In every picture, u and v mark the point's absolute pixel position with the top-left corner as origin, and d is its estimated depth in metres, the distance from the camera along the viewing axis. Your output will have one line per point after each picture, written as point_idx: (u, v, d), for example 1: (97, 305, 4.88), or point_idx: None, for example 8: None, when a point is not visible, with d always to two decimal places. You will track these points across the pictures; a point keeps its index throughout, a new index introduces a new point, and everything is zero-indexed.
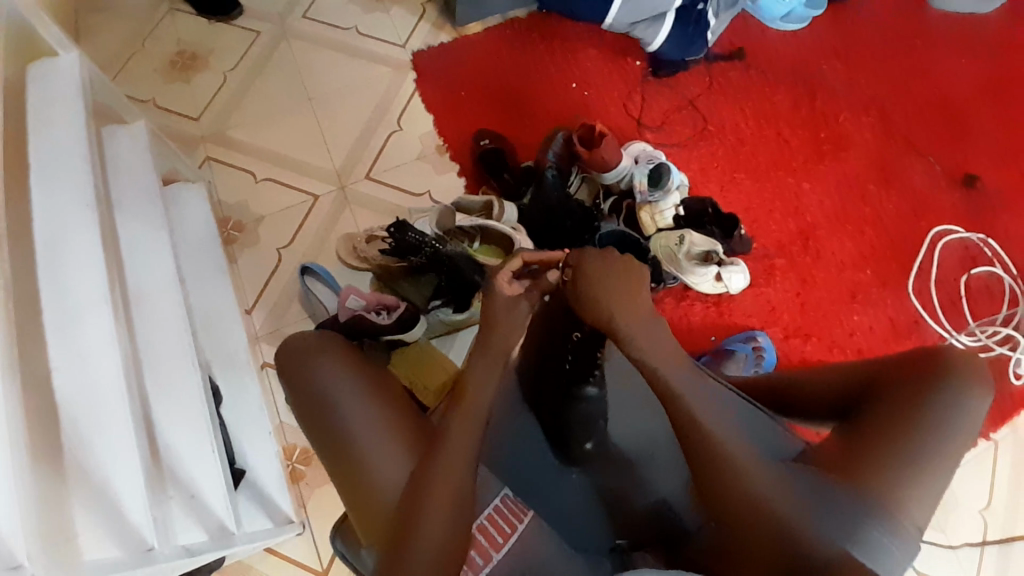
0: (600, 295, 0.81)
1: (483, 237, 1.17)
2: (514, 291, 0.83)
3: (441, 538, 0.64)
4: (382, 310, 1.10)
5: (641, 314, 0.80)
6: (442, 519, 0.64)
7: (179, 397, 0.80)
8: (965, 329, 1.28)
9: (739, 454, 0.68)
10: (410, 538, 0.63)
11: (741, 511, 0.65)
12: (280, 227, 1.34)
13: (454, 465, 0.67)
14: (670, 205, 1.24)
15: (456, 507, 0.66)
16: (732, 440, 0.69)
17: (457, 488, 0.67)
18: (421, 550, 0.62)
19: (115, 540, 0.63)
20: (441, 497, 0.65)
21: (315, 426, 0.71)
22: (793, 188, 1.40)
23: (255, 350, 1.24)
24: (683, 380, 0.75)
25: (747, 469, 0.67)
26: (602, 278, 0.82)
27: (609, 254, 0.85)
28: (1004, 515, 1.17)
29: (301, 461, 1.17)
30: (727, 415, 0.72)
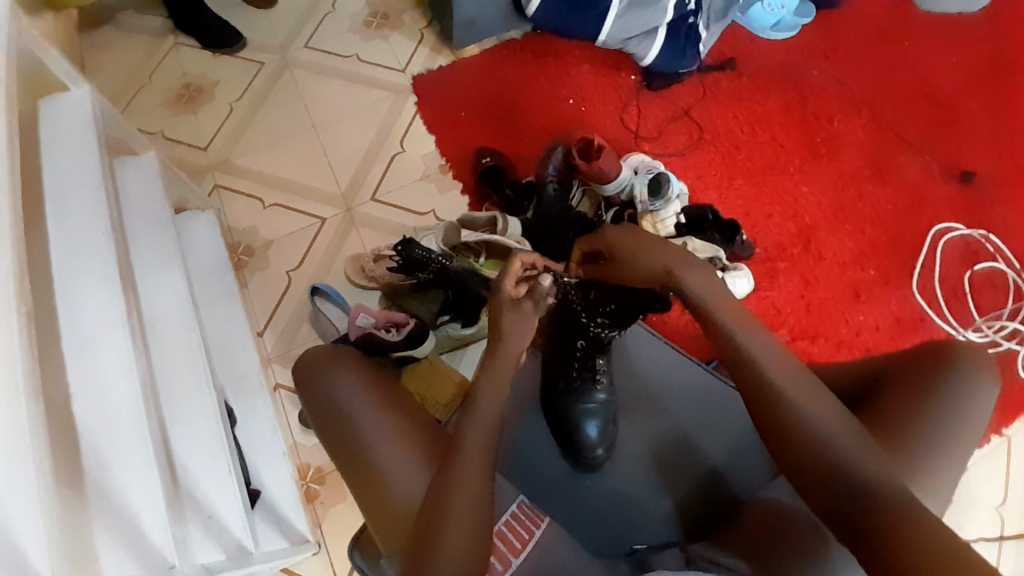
0: (640, 264, 0.72)
1: (488, 252, 1.19)
2: (518, 294, 0.75)
3: (458, 552, 0.62)
4: (391, 328, 1.11)
5: (687, 258, 0.72)
6: (460, 526, 0.64)
7: (194, 418, 0.82)
8: (971, 324, 1.28)
9: (819, 422, 0.64)
10: (429, 545, 0.63)
11: (814, 478, 0.62)
12: (289, 249, 1.37)
13: (467, 475, 0.67)
14: (672, 214, 1.23)
15: (477, 520, 0.65)
16: (813, 410, 0.65)
17: (473, 497, 0.66)
18: (441, 563, 0.61)
19: (136, 558, 0.64)
20: (458, 504, 0.65)
21: (337, 439, 0.74)
22: (791, 191, 1.42)
23: (267, 371, 1.25)
24: (752, 343, 0.69)
25: (834, 434, 0.63)
26: (643, 255, 0.72)
27: (632, 226, 0.76)
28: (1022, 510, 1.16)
29: (316, 480, 1.16)
30: (811, 378, 0.67)
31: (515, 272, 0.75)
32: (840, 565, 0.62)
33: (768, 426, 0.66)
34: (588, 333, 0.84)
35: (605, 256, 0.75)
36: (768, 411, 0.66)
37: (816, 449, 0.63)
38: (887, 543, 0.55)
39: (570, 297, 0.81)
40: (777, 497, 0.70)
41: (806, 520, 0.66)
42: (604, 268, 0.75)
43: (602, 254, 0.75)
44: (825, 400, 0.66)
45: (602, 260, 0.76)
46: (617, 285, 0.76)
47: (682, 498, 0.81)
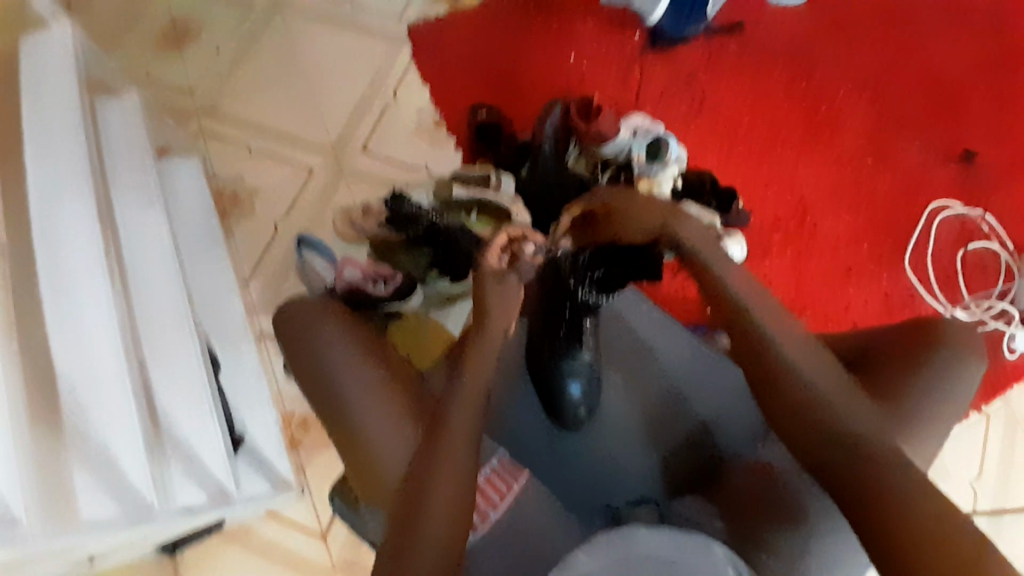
0: (632, 223, 0.75)
1: (481, 208, 1.15)
2: (501, 267, 0.72)
3: (445, 513, 0.60)
4: (379, 281, 1.10)
5: (679, 215, 0.75)
6: (444, 501, 0.61)
7: (177, 363, 0.81)
8: (960, 303, 1.29)
9: (822, 389, 0.63)
10: (413, 520, 0.60)
11: (818, 448, 0.61)
12: (277, 198, 1.33)
13: (454, 446, 0.63)
14: (668, 178, 1.16)
15: (468, 478, 0.63)
16: (817, 379, 0.64)
17: (457, 469, 0.62)
18: (427, 524, 0.59)
19: (114, 496, 0.64)
20: (445, 475, 0.62)
21: (321, 393, 0.73)
22: (791, 162, 1.40)
23: (252, 320, 1.24)
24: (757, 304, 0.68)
25: (831, 395, 0.62)
26: (633, 213, 0.76)
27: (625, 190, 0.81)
28: (996, 486, 1.19)
29: (300, 429, 1.13)
30: (818, 348, 0.67)
31: (498, 245, 0.73)
32: (821, 529, 0.64)
33: (769, 393, 0.65)
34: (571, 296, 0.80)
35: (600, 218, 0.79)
36: (765, 377, 0.65)
37: (822, 418, 0.62)
38: (891, 514, 0.56)
39: (559, 261, 0.79)
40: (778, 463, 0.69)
41: (791, 479, 0.67)
42: (597, 228, 0.78)
43: (596, 216, 0.79)
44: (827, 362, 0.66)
45: (597, 221, 0.79)
46: (608, 245, 0.77)
47: (670, 464, 0.79)
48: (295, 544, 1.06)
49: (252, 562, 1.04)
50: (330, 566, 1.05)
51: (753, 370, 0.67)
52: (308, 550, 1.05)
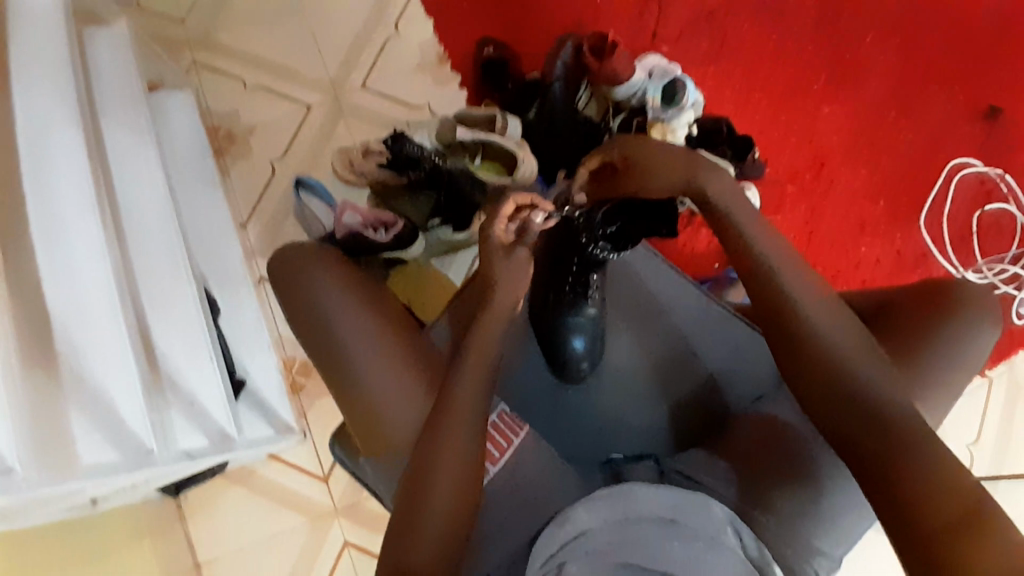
0: (657, 175, 0.69)
1: (485, 152, 1.11)
2: (509, 239, 0.69)
3: (453, 481, 0.60)
4: (380, 227, 1.06)
5: (707, 164, 0.70)
6: (455, 456, 0.61)
7: (174, 306, 0.80)
8: (972, 266, 1.26)
9: (838, 345, 0.60)
10: (425, 474, 0.60)
11: (832, 408, 0.58)
12: (273, 137, 1.28)
13: (464, 404, 0.63)
14: (684, 124, 1.10)
15: (475, 446, 0.62)
16: (836, 337, 0.61)
17: (467, 425, 0.62)
18: (435, 493, 0.59)
19: (113, 443, 0.64)
20: (454, 431, 0.62)
21: (321, 351, 0.71)
22: (812, 110, 1.33)
23: (251, 264, 1.21)
24: (777, 256, 0.65)
25: (849, 354, 0.59)
26: (658, 166, 0.70)
27: (645, 135, 0.74)
28: (993, 450, 1.18)
29: (301, 373, 1.14)
30: (838, 304, 0.63)
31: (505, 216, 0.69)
32: (829, 492, 0.62)
33: (785, 354, 0.62)
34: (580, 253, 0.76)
35: (621, 170, 0.73)
36: (783, 337, 0.63)
37: (834, 374, 0.59)
38: (897, 474, 0.53)
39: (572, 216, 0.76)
40: (783, 415, 0.66)
41: (801, 434, 0.64)
42: (619, 182, 0.72)
43: (616, 168, 0.73)
44: (850, 321, 0.62)
45: (617, 173, 0.73)
46: (629, 200, 0.72)
47: (675, 420, 0.79)
48: (296, 485, 1.08)
49: (254, 502, 1.07)
50: (330, 507, 1.07)
51: (768, 323, 0.64)
52: (309, 491, 1.08)
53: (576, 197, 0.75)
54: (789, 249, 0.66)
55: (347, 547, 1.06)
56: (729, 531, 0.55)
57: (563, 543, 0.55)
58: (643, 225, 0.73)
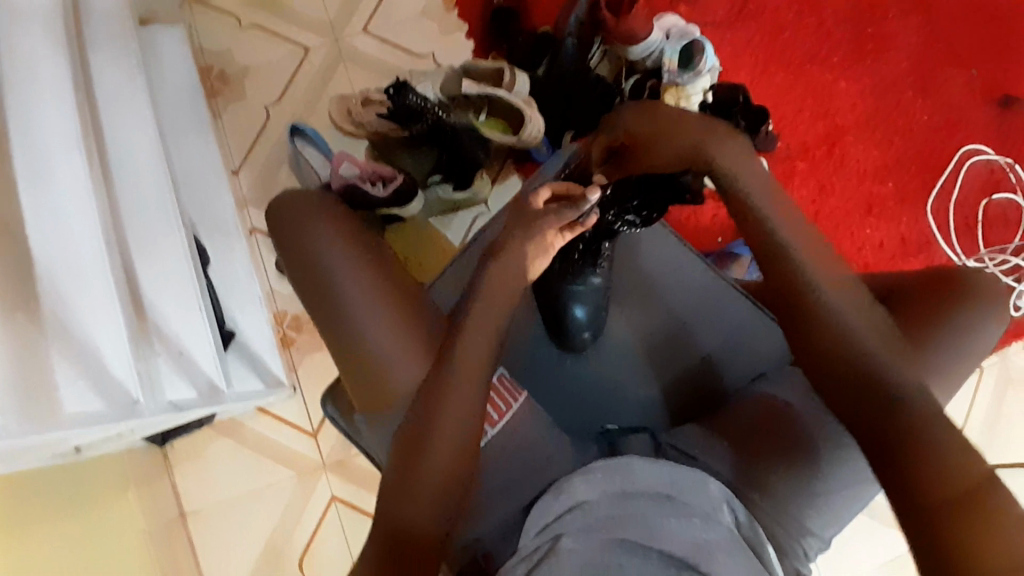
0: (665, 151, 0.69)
1: (490, 109, 1.07)
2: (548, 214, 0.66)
3: (453, 443, 0.59)
4: (377, 182, 1.02)
5: (710, 132, 0.68)
6: (456, 422, 0.60)
7: (160, 252, 0.77)
8: (974, 254, 1.23)
9: (852, 323, 0.59)
10: (423, 438, 0.60)
11: (843, 391, 0.57)
12: (268, 80, 1.22)
13: (470, 371, 0.62)
14: (700, 91, 1.04)
15: (476, 415, 0.61)
16: (851, 318, 0.59)
17: (469, 389, 0.62)
18: (431, 462, 0.58)
19: (99, 393, 0.62)
20: (459, 397, 0.61)
21: (318, 306, 0.69)
22: (829, 85, 1.28)
23: (243, 214, 1.17)
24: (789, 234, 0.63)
25: (867, 338, 0.58)
26: (661, 142, 0.69)
27: (652, 106, 0.71)
28: (978, 438, 1.19)
29: (293, 328, 1.12)
30: (852, 285, 0.62)
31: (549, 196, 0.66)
32: (822, 475, 0.62)
33: (801, 335, 0.60)
34: (602, 223, 0.74)
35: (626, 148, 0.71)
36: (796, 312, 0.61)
37: (850, 351, 0.58)
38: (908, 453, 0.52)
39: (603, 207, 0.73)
40: (782, 396, 0.66)
41: (801, 417, 0.64)
42: (627, 162, 0.71)
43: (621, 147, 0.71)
44: (861, 302, 0.61)
45: (624, 152, 0.71)
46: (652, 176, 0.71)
47: (673, 395, 0.78)
48: (286, 439, 1.07)
49: (244, 454, 1.07)
50: (319, 462, 1.07)
51: (785, 299, 0.62)
52: (299, 445, 1.08)
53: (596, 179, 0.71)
54: (798, 228, 0.64)
55: (334, 502, 1.06)
56: (726, 510, 0.57)
57: (558, 515, 0.56)
58: (669, 193, 0.73)
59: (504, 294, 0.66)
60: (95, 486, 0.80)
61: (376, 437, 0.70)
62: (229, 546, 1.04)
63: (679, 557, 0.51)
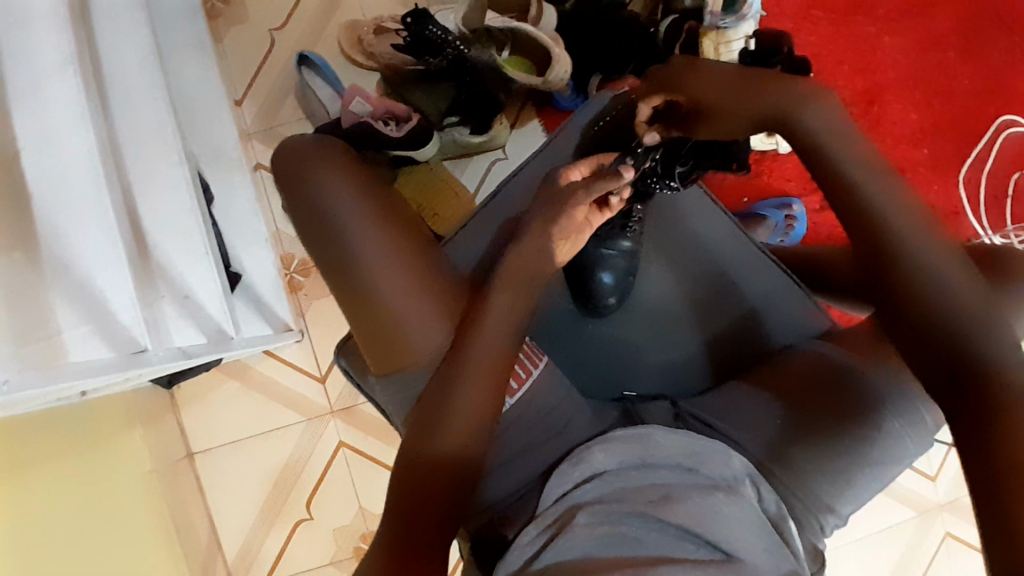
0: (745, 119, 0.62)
1: (514, 45, 0.99)
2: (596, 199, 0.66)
3: (471, 413, 0.60)
4: (390, 121, 0.96)
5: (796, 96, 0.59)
6: (476, 393, 0.60)
7: (160, 184, 0.74)
8: (999, 230, 1.17)
9: (943, 290, 0.53)
10: (442, 407, 0.60)
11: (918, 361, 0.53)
12: (272, 2, 1.12)
13: (492, 342, 0.62)
14: (742, 36, 0.94)
15: (493, 378, 0.61)
16: (938, 281, 0.54)
17: (493, 361, 0.61)
18: (447, 434, 0.59)
19: (103, 338, 0.60)
20: (480, 368, 0.61)
21: (330, 263, 0.66)
22: (874, 37, 1.20)
23: (247, 148, 1.10)
24: (878, 187, 0.57)
25: (954, 311, 0.52)
26: (734, 112, 0.62)
27: (700, 60, 0.64)
28: None
29: (300, 272, 1.09)
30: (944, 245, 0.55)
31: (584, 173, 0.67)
32: (852, 447, 0.61)
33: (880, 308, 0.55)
34: (639, 186, 0.74)
35: (688, 111, 0.65)
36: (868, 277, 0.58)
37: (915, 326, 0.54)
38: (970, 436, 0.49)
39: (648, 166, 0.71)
40: (832, 355, 0.65)
41: (844, 395, 0.62)
42: (688, 127, 0.66)
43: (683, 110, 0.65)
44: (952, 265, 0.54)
45: (684, 114, 0.66)
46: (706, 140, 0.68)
47: (700, 365, 0.76)
48: (293, 383, 1.07)
49: (250, 396, 1.06)
50: (326, 409, 1.07)
51: (871, 258, 0.56)
52: (305, 390, 1.07)
53: (644, 140, 0.69)
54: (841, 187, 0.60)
55: (341, 448, 1.07)
56: (746, 483, 0.56)
57: (576, 483, 0.56)
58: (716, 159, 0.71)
59: (531, 256, 0.65)
60: (99, 424, 0.80)
61: (393, 400, 0.67)
62: (236, 485, 1.05)
63: (695, 531, 0.50)
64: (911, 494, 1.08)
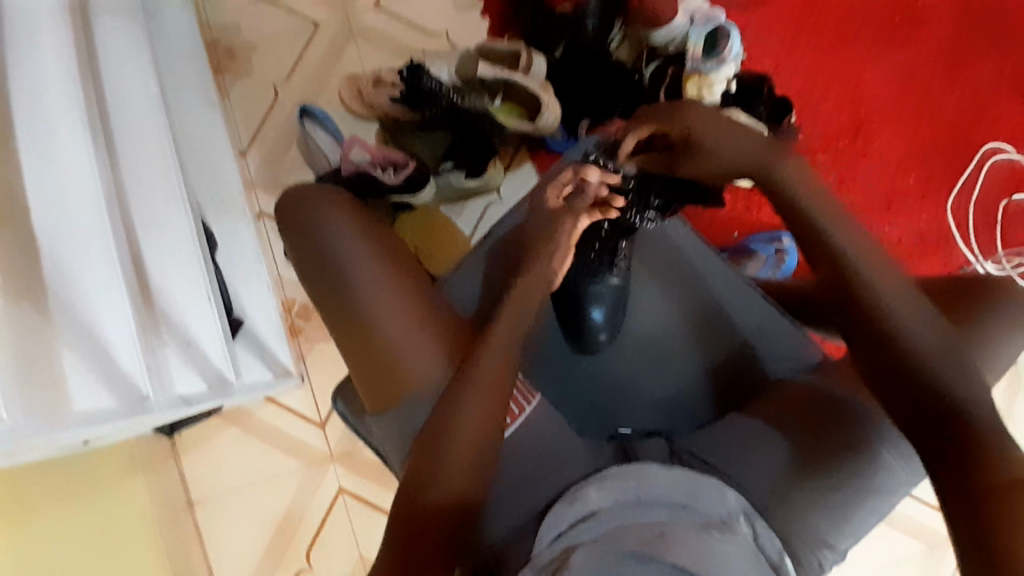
0: (721, 156, 0.66)
1: (507, 93, 1.03)
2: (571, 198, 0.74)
3: (472, 438, 0.61)
4: (388, 167, 0.99)
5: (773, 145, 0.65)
6: (475, 417, 0.61)
7: (165, 232, 0.74)
8: (992, 256, 1.19)
9: (917, 334, 0.56)
10: (442, 432, 0.61)
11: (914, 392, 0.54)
12: (276, 57, 1.18)
13: (489, 367, 0.63)
14: (724, 79, 0.98)
15: (492, 402, 0.62)
16: (914, 325, 0.56)
17: (492, 385, 0.63)
18: (448, 458, 0.60)
19: (105, 386, 0.63)
20: (478, 393, 0.62)
21: (330, 297, 0.68)
22: (856, 72, 1.24)
23: (250, 197, 1.14)
24: (846, 236, 0.61)
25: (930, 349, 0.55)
26: (721, 156, 0.66)
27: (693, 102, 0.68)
28: None
29: (300, 316, 1.11)
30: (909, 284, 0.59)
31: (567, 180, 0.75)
32: (851, 477, 0.61)
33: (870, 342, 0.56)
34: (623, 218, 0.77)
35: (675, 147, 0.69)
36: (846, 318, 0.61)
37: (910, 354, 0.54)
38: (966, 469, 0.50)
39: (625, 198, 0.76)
40: (821, 384, 0.65)
41: (838, 428, 0.62)
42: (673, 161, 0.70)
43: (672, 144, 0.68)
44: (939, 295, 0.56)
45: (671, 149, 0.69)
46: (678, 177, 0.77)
47: (698, 395, 0.76)
48: (293, 428, 1.07)
49: (250, 442, 1.07)
50: (326, 453, 1.07)
51: (842, 297, 0.59)
52: (304, 435, 1.07)
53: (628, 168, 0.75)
54: (821, 227, 0.62)
55: (341, 493, 1.06)
56: (742, 520, 0.56)
57: (571, 524, 0.56)
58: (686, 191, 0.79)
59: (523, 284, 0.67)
60: (101, 471, 0.81)
61: (388, 435, 0.68)
62: (235, 533, 1.05)
63: (692, 569, 0.50)
64: (921, 527, 1.06)
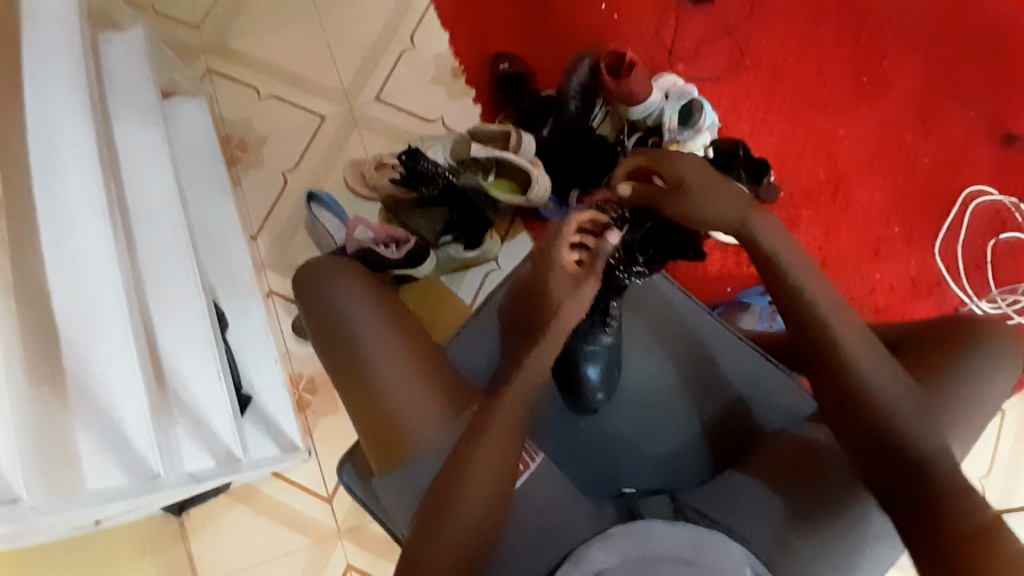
0: (699, 199, 0.73)
1: (499, 170, 1.11)
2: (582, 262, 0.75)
3: (484, 486, 0.62)
4: (390, 244, 1.05)
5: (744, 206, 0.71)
6: (486, 465, 0.63)
7: (180, 318, 0.79)
8: (986, 295, 1.22)
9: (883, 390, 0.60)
10: (456, 481, 0.62)
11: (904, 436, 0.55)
12: (285, 148, 1.27)
13: (498, 416, 0.66)
14: (701, 146, 1.08)
15: (502, 450, 0.64)
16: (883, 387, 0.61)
17: (503, 433, 0.65)
18: (463, 506, 0.61)
19: (119, 467, 0.65)
20: (488, 443, 0.64)
21: (341, 359, 0.71)
22: (829, 132, 1.31)
23: (260, 277, 1.20)
24: (823, 296, 0.66)
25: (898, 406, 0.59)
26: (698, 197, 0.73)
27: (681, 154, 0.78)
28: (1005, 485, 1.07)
29: (308, 390, 1.13)
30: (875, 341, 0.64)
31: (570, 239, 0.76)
32: (844, 528, 0.61)
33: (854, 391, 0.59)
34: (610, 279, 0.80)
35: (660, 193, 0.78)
36: (830, 363, 0.63)
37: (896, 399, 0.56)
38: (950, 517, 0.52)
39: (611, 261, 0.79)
40: (813, 435, 0.66)
41: (834, 477, 0.63)
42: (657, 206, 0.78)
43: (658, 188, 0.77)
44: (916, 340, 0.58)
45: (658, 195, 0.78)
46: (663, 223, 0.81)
47: (698, 449, 0.77)
48: (301, 504, 1.07)
49: (257, 522, 1.06)
50: (334, 529, 1.06)
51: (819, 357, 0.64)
52: (311, 510, 1.06)
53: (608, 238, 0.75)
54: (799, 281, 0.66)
55: (350, 571, 1.04)
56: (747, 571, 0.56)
57: None
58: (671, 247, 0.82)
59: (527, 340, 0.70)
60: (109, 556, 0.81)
61: (396, 498, 0.69)
62: None
63: None
64: None
